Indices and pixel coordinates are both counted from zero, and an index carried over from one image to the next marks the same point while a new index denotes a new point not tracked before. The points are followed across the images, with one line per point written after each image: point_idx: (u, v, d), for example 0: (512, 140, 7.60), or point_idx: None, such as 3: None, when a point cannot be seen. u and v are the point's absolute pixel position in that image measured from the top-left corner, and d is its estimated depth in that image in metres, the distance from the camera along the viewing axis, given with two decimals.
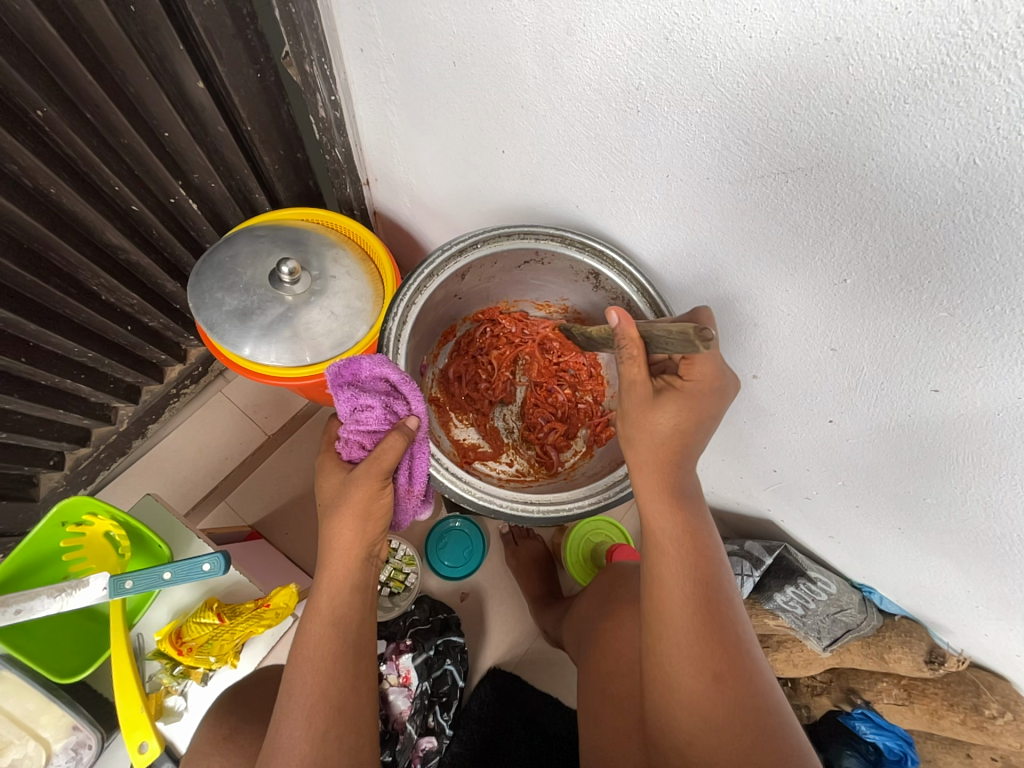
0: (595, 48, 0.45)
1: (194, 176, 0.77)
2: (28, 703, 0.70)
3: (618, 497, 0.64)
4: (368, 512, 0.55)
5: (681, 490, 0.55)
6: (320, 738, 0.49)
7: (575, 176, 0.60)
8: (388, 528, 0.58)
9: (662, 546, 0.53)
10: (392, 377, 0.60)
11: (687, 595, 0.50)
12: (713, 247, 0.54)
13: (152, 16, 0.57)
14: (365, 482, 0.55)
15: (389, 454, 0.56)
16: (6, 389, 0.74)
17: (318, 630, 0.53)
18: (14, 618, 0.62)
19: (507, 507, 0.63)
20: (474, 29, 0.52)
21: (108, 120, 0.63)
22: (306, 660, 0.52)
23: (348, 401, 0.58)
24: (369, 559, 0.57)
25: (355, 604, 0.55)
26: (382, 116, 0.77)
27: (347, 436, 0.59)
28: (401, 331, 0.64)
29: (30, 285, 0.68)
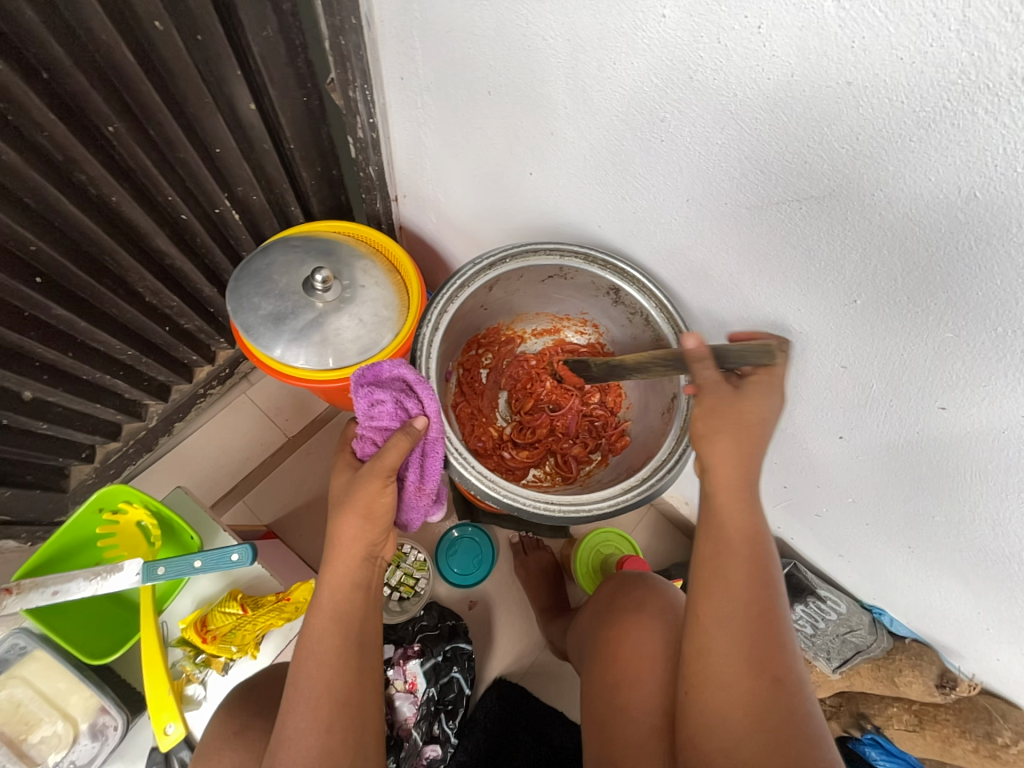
0: (623, 83, 0.50)
1: (237, 189, 0.82)
2: (59, 680, 0.72)
3: (634, 502, 0.63)
4: (368, 508, 0.58)
5: (750, 494, 0.54)
6: (326, 730, 0.52)
7: (599, 199, 0.65)
8: (389, 528, 0.61)
9: (729, 550, 0.52)
10: (409, 378, 0.62)
11: (750, 598, 0.51)
12: (728, 268, 0.58)
13: (216, 45, 0.63)
14: (369, 480, 0.58)
15: (391, 455, 0.58)
16: (52, 382, 0.78)
17: (321, 624, 0.56)
18: (52, 598, 0.65)
19: (529, 504, 0.63)
20: (510, 63, 0.59)
21: (168, 136, 0.68)
22: (311, 656, 0.54)
23: (365, 398, 0.61)
24: (370, 558, 0.59)
25: (356, 599, 0.57)
26: (416, 138, 0.84)
27: (363, 433, 0.62)
28: (433, 337, 0.66)
29: (84, 285, 0.72)
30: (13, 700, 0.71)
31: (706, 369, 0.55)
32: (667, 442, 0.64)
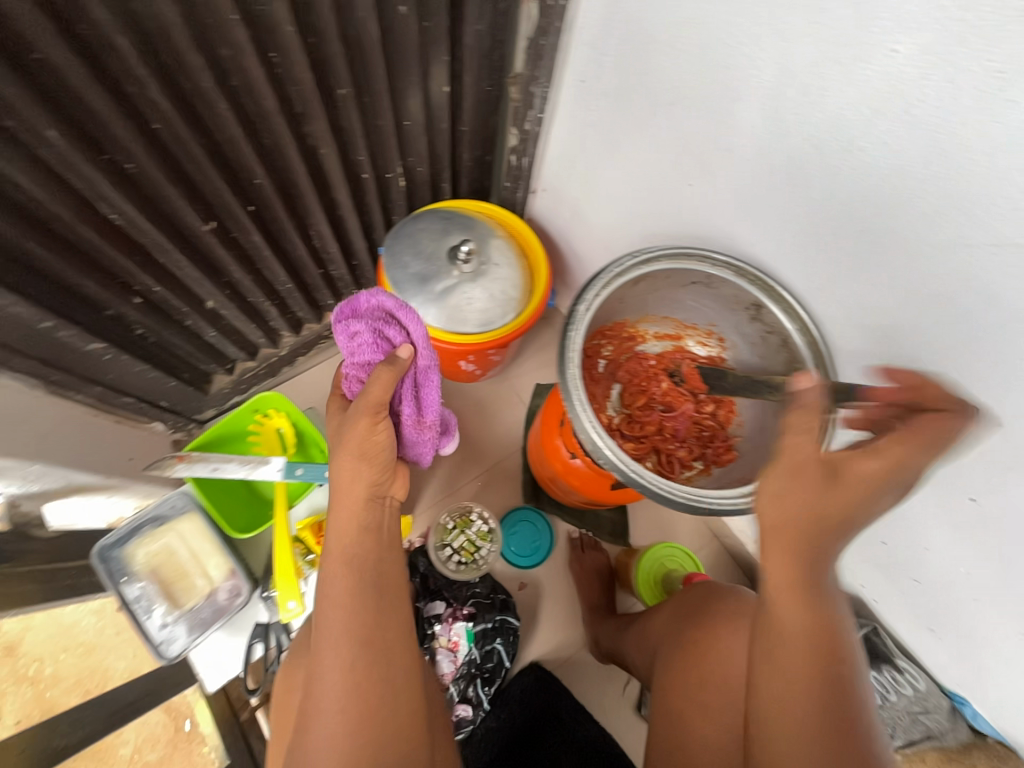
0: (826, 109, 0.52)
1: (410, 159, 0.93)
2: (204, 543, 0.94)
3: (752, 507, 0.58)
4: (362, 446, 0.70)
5: (816, 550, 0.53)
6: (349, 671, 0.65)
7: (759, 219, 0.67)
8: (387, 466, 0.72)
9: (780, 608, 0.54)
10: (389, 306, 0.70)
11: (811, 655, 0.53)
12: (888, 304, 0.58)
13: (437, 31, 0.72)
14: (359, 418, 0.69)
15: (375, 389, 0.68)
16: (229, 298, 0.90)
17: (334, 570, 0.69)
18: (211, 474, 0.75)
19: (654, 486, 0.59)
20: (704, 80, 0.63)
21: (377, 104, 0.77)
22: (329, 596, 0.69)
23: (345, 332, 0.70)
24: (374, 500, 0.72)
25: (362, 543, 0.71)
26: (577, 137, 0.90)
27: (349, 371, 0.73)
28: (587, 315, 0.64)
29: (278, 220, 0.83)
30: (173, 548, 0.93)
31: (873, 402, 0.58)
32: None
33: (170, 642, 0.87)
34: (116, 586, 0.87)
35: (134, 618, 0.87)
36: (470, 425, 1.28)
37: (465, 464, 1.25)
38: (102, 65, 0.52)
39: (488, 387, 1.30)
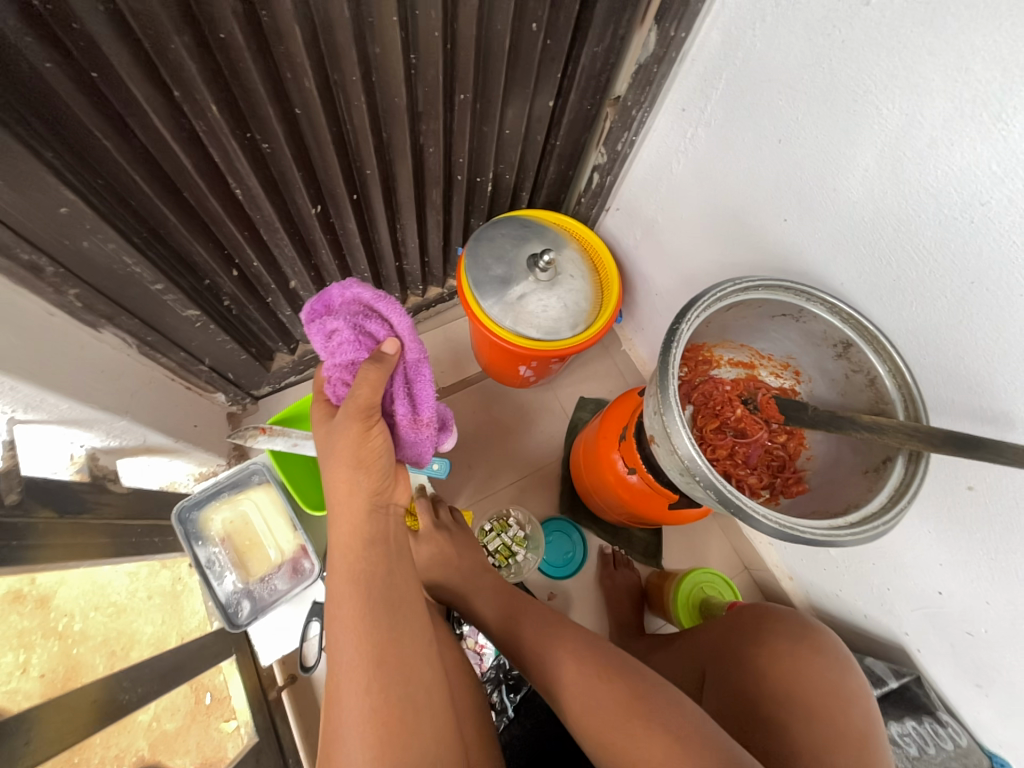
0: (951, 163, 0.54)
1: (500, 167, 0.96)
2: (278, 516, 0.98)
3: (842, 541, 0.57)
4: (358, 456, 0.74)
5: (650, 716, 0.64)
6: (365, 690, 0.63)
7: (855, 261, 0.69)
8: (383, 475, 0.77)
9: (629, 722, 0.65)
10: (363, 300, 0.80)
11: (678, 745, 0.60)
12: (986, 359, 0.59)
13: (558, 50, 0.75)
14: (351, 423, 0.74)
15: (363, 392, 0.74)
16: (312, 280, 0.93)
17: (342, 583, 0.70)
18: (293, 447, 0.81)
19: (750, 507, 0.57)
20: (820, 122, 0.65)
21: (488, 111, 0.80)
22: (338, 617, 0.68)
23: (320, 330, 0.79)
24: (374, 509, 0.75)
25: (367, 556, 0.73)
26: (666, 163, 0.93)
27: (331, 375, 0.81)
28: (690, 334, 0.63)
29: (374, 211, 0.86)
30: (246, 518, 0.96)
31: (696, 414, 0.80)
32: (875, 497, 0.61)
33: (237, 610, 0.89)
34: (192, 547, 0.90)
35: (206, 582, 0.89)
36: (513, 431, 1.29)
37: (506, 468, 1.26)
38: (268, 48, 0.55)
39: (534, 395, 1.32)
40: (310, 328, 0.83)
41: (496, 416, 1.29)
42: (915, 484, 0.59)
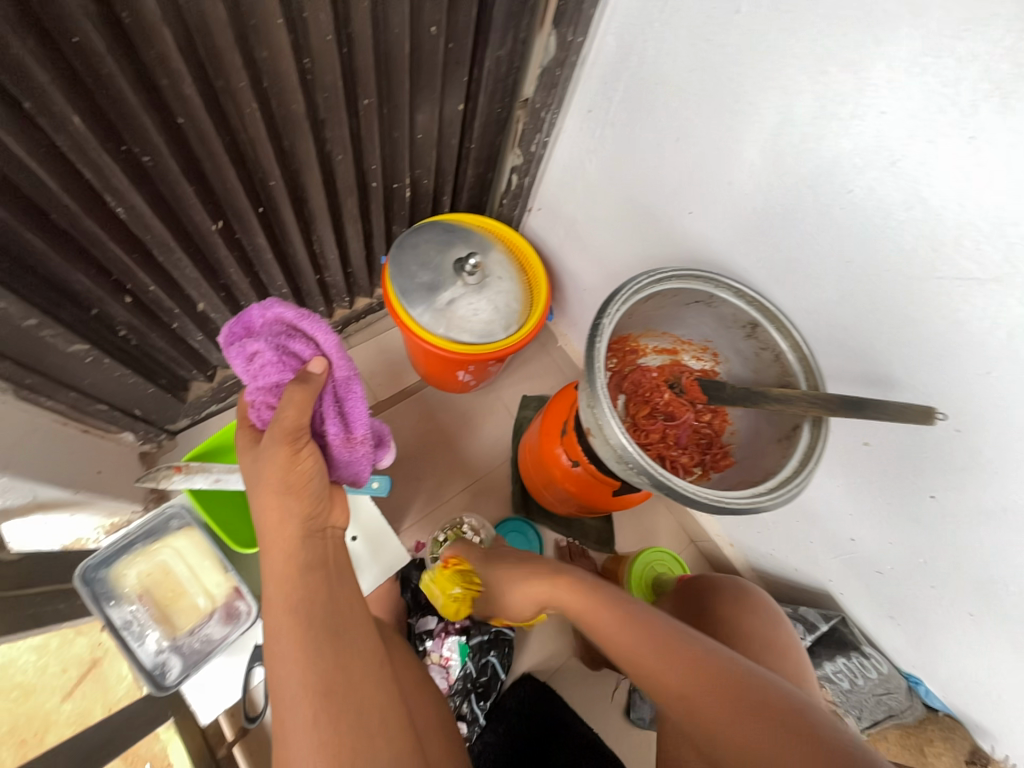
0: (820, 157, 0.61)
1: (417, 171, 0.94)
2: (204, 561, 0.89)
3: (765, 505, 0.62)
4: (287, 483, 0.72)
5: (638, 619, 0.68)
6: (313, 724, 0.61)
7: (753, 247, 0.75)
8: (316, 498, 0.74)
9: (628, 626, 0.68)
10: (287, 318, 0.78)
11: (661, 639, 0.64)
12: (867, 328, 0.67)
13: (461, 53, 0.75)
14: (276, 448, 0.72)
15: (288, 412, 0.72)
16: (223, 300, 0.86)
17: (280, 616, 0.68)
18: (214, 481, 0.74)
19: (682, 486, 0.60)
20: (710, 120, 0.70)
21: (395, 115, 0.78)
22: (279, 652, 0.65)
23: (243, 354, 0.76)
24: (309, 534, 0.73)
25: (303, 584, 0.70)
26: (579, 163, 0.95)
27: (258, 399, 0.78)
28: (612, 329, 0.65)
29: (284, 223, 0.81)
30: (166, 568, 0.88)
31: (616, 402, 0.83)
32: (789, 463, 0.67)
33: (165, 670, 0.80)
34: (103, 609, 0.81)
35: (124, 646, 0.80)
36: (459, 436, 1.28)
37: (455, 475, 1.25)
38: (136, 53, 0.50)
39: (477, 398, 1.32)
40: (230, 354, 0.79)
41: (440, 424, 1.27)
42: (819, 451, 0.65)
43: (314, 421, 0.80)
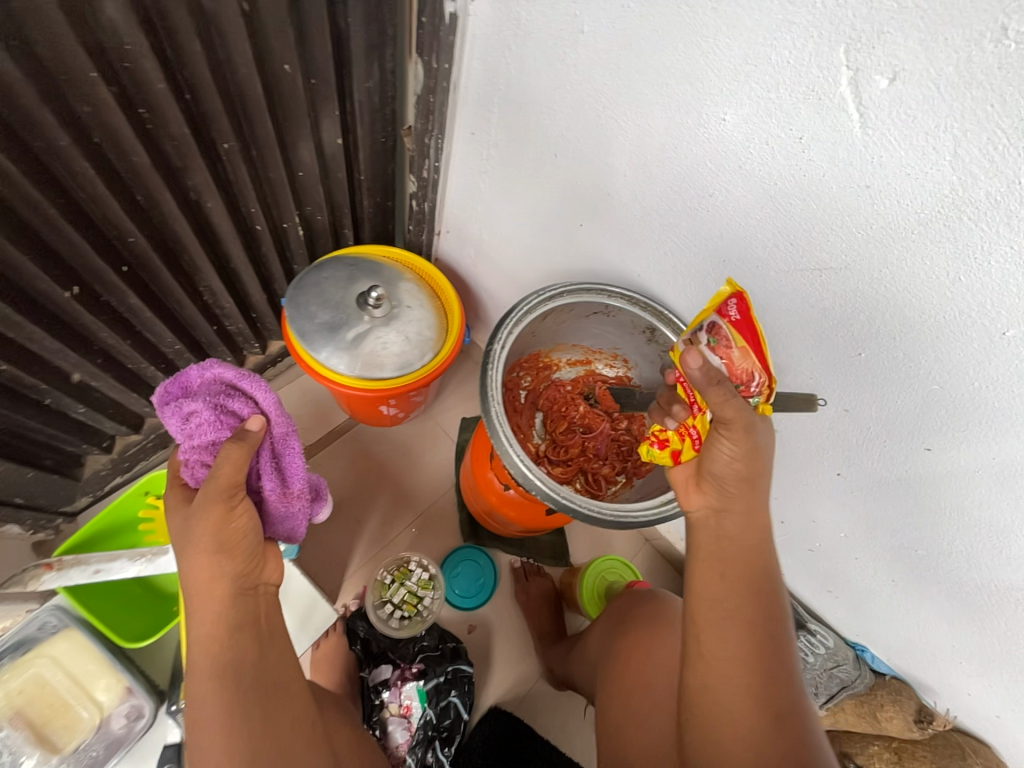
0: (681, 164, 0.62)
1: (307, 208, 0.90)
2: (87, 665, 0.79)
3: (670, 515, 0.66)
4: (221, 541, 0.64)
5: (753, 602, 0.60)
6: None
7: (642, 252, 0.76)
8: (254, 554, 0.67)
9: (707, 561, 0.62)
10: (226, 378, 0.73)
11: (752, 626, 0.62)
12: (753, 321, 0.68)
13: (326, 88, 0.73)
14: (210, 508, 0.64)
15: (225, 470, 0.66)
16: (103, 366, 0.80)
17: (205, 681, 0.61)
18: (93, 576, 0.65)
19: (586, 508, 0.62)
20: (580, 135, 0.70)
21: (266, 156, 0.75)
22: (200, 721, 0.60)
23: (178, 415, 0.70)
24: (244, 592, 0.66)
25: (233, 645, 0.64)
26: (474, 184, 0.94)
27: (190, 459, 0.71)
28: (503, 354, 0.68)
29: (160, 279, 0.76)
30: (41, 679, 0.77)
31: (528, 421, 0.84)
32: None
33: None
34: None
35: None
36: (398, 471, 1.23)
37: (397, 512, 1.20)
38: None
39: (413, 428, 1.27)
40: (163, 413, 0.72)
41: (376, 460, 1.22)
42: None
43: (248, 476, 0.77)
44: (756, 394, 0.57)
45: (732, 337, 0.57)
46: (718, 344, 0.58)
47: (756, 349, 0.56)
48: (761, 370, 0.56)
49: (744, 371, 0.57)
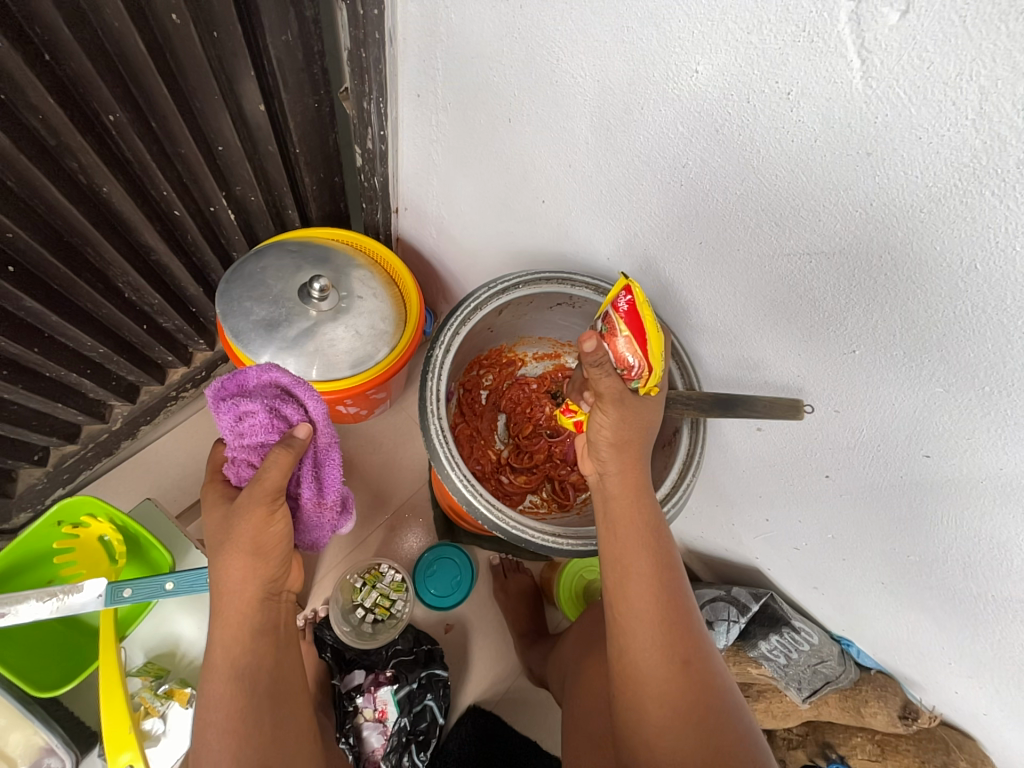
0: (649, 128, 0.52)
1: (236, 189, 0.79)
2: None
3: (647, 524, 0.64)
4: (258, 542, 0.57)
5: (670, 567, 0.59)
6: None
7: (611, 231, 0.66)
8: (286, 559, 0.60)
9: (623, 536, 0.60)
10: (282, 381, 0.65)
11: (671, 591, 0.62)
12: (736, 311, 0.60)
13: (232, 43, 0.61)
14: (254, 508, 0.57)
15: (273, 473, 0.58)
16: (11, 378, 0.72)
17: (221, 683, 0.55)
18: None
19: (540, 538, 0.62)
20: (535, 95, 0.60)
21: (171, 130, 0.64)
22: (212, 726, 0.54)
23: (231, 412, 0.62)
24: (271, 597, 0.59)
25: (255, 652, 0.57)
26: (425, 155, 0.83)
27: (236, 457, 0.62)
28: (446, 358, 0.64)
29: (62, 278, 0.67)
30: None
31: (492, 428, 0.82)
32: (668, 475, 0.67)
33: None
34: None
35: None
36: (368, 469, 1.16)
37: (368, 512, 1.14)
38: None
39: (383, 423, 1.20)
40: (217, 410, 0.63)
41: (344, 458, 1.15)
42: (687, 462, 0.67)
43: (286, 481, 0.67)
44: (637, 379, 0.57)
45: (618, 325, 0.57)
46: (607, 332, 0.58)
47: (638, 337, 0.56)
48: (640, 358, 0.56)
49: (625, 357, 0.57)
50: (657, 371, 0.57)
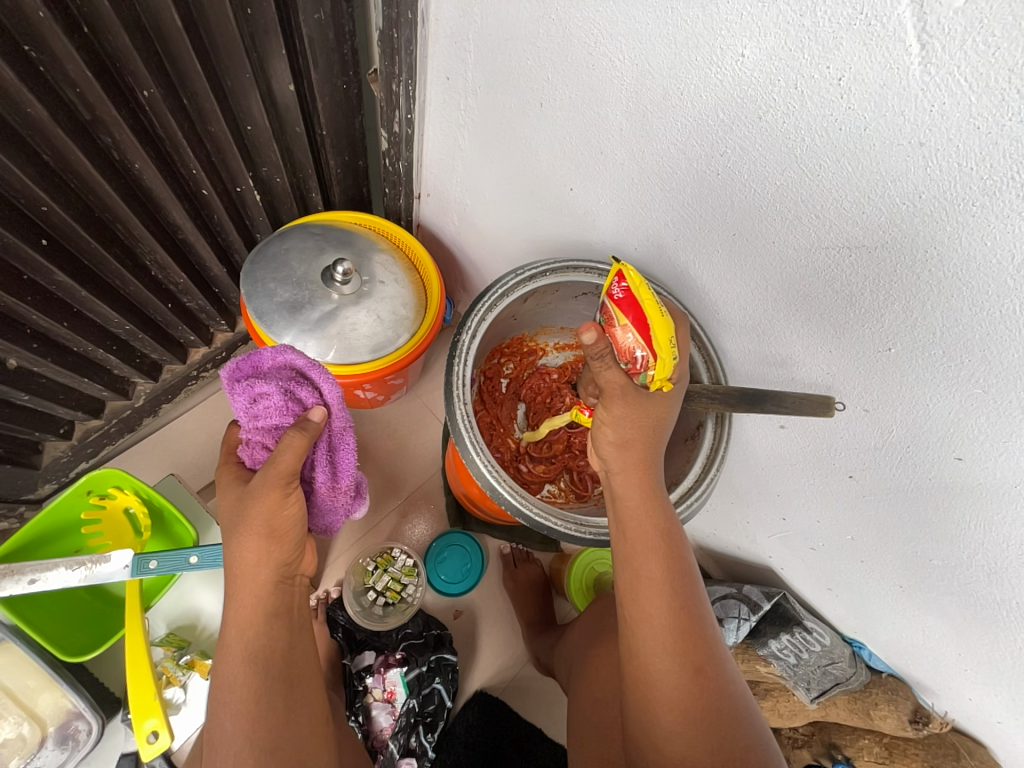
0: (687, 114, 0.51)
1: (262, 169, 0.79)
2: (28, 678, 0.83)
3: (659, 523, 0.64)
4: (271, 525, 0.58)
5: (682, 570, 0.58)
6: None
7: (641, 221, 0.65)
8: (300, 542, 0.61)
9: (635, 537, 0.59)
10: (297, 363, 0.66)
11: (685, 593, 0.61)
12: (766, 305, 0.59)
13: (265, 21, 0.61)
14: (267, 491, 0.57)
15: (286, 457, 0.58)
16: (41, 351, 0.73)
17: (234, 664, 0.56)
18: (29, 586, 0.69)
19: (560, 526, 0.62)
20: (570, 81, 0.59)
21: (201, 108, 0.64)
22: (225, 705, 0.54)
23: (245, 394, 0.62)
24: (284, 580, 0.59)
25: (268, 635, 0.58)
26: (451, 139, 0.82)
27: (251, 439, 0.63)
28: (472, 344, 0.64)
29: (93, 253, 0.68)
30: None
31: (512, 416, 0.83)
32: (690, 470, 0.67)
33: None
34: None
35: None
36: (382, 454, 1.17)
37: (382, 497, 1.15)
38: None
39: (398, 409, 1.20)
40: (231, 390, 0.63)
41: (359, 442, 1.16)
42: (710, 457, 0.66)
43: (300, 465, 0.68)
44: (644, 372, 0.55)
45: (615, 315, 0.56)
46: (607, 323, 0.57)
47: (642, 327, 0.54)
48: (644, 346, 0.54)
49: (627, 348, 0.56)
50: (664, 356, 0.54)
